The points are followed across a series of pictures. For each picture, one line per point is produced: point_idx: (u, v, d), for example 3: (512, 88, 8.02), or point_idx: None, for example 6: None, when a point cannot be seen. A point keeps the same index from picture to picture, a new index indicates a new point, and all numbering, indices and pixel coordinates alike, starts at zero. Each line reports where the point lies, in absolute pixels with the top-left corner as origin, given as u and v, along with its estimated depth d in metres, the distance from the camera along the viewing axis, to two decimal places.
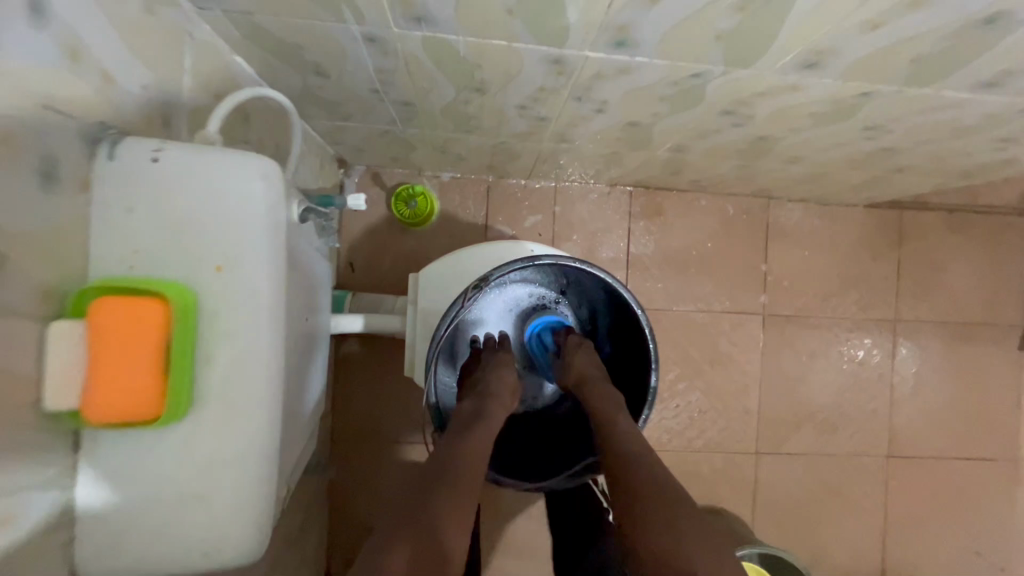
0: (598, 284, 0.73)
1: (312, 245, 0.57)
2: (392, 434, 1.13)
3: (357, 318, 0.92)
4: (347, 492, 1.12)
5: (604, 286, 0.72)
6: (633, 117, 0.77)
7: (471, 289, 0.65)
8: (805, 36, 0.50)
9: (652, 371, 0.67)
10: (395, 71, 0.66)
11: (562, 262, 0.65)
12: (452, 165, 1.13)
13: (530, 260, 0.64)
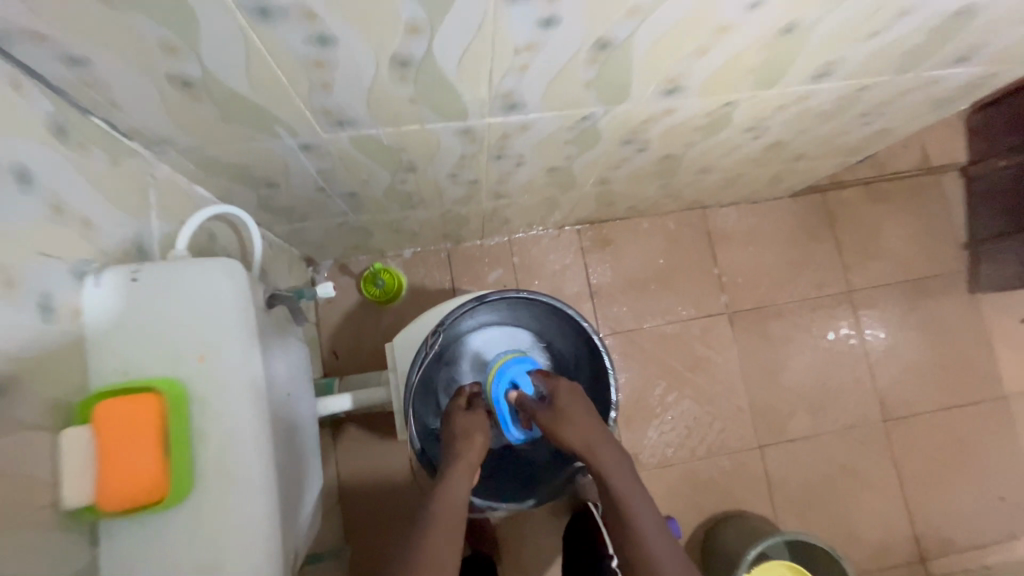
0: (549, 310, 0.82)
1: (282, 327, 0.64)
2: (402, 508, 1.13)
3: (345, 397, 0.96)
4: None
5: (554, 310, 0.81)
6: (551, 163, 0.87)
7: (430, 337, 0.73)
8: (652, 70, 0.61)
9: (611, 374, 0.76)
10: (334, 169, 0.77)
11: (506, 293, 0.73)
12: (410, 240, 1.22)
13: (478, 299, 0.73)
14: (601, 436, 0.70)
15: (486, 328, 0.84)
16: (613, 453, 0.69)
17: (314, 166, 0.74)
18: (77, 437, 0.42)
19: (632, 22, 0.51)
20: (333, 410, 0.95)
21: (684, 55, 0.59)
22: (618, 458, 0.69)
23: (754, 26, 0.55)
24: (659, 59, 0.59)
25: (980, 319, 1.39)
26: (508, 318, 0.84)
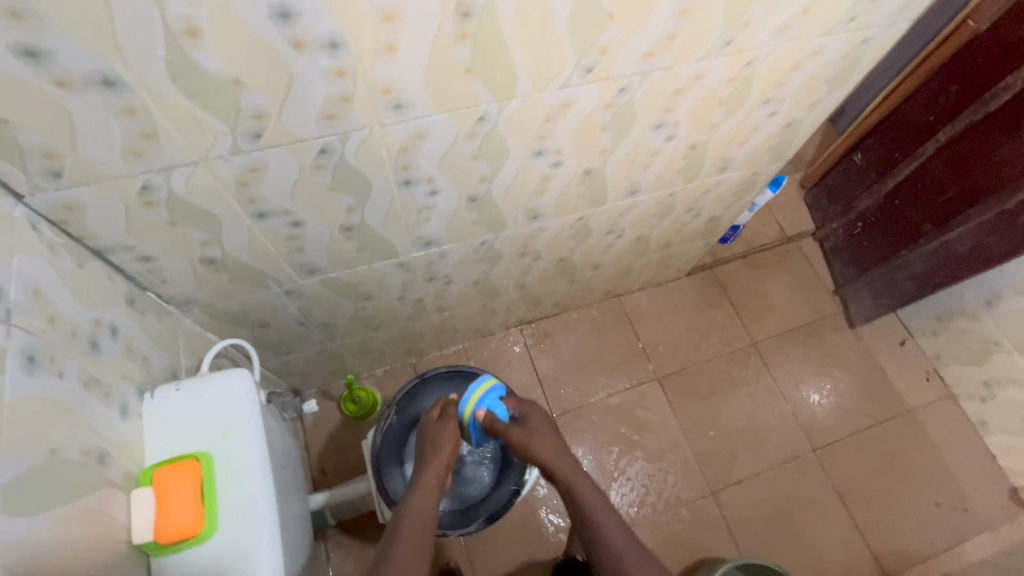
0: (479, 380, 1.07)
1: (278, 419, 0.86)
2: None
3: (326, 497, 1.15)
4: None
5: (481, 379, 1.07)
6: (473, 277, 1.18)
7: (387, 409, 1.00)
8: (512, 207, 0.94)
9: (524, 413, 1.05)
10: (310, 305, 1.05)
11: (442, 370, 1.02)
12: (380, 359, 1.47)
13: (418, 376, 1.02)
14: (546, 433, 0.91)
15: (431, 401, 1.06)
16: (558, 446, 0.91)
17: (296, 303, 1.03)
18: (143, 497, 0.62)
19: (485, 184, 0.85)
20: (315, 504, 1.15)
21: (528, 195, 0.92)
22: (561, 447, 0.91)
23: (563, 174, 0.90)
24: (514, 201, 0.92)
25: (866, 347, 1.66)
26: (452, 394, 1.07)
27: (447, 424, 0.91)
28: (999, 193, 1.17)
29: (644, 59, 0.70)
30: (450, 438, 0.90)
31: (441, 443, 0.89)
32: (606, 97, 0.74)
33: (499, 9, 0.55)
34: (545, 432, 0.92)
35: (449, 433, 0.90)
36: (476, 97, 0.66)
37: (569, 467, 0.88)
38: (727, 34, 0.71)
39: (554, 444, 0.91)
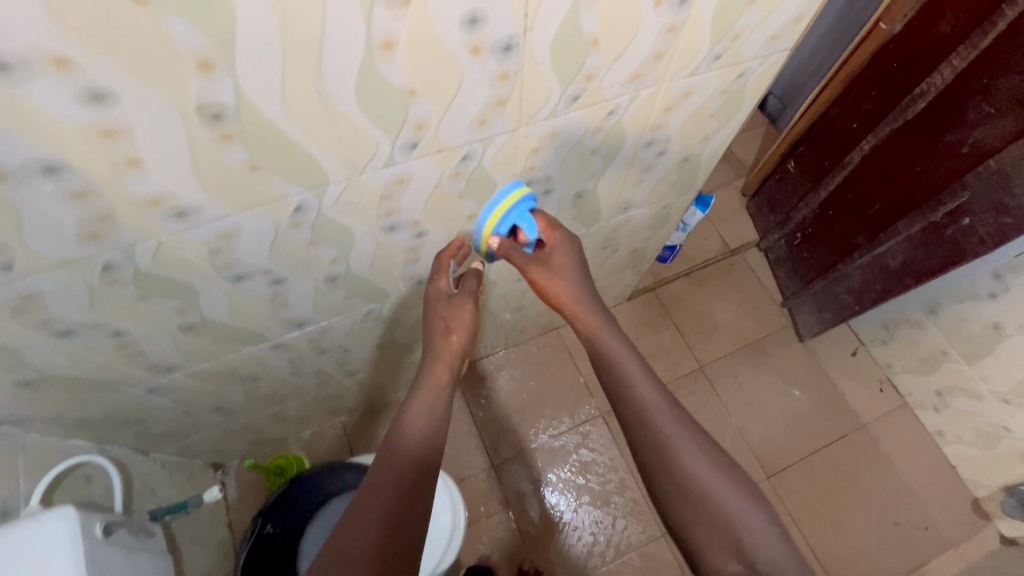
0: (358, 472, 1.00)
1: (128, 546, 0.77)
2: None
3: None
4: None
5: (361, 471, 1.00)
6: (374, 341, 1.09)
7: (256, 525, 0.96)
8: (387, 278, 0.86)
9: None
10: (187, 395, 0.96)
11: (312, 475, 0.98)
12: (303, 422, 1.38)
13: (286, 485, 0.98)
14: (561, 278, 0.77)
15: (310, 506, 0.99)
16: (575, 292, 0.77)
17: (169, 395, 0.93)
18: None
19: (341, 263, 0.76)
20: None
21: (400, 265, 0.84)
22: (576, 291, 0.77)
23: (433, 241, 0.81)
24: (386, 272, 0.84)
25: (816, 361, 1.59)
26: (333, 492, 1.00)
27: (456, 300, 0.81)
28: (924, 206, 1.11)
29: (477, 127, 0.62)
30: (462, 311, 0.81)
31: (452, 322, 0.80)
32: (448, 166, 0.66)
33: (258, 105, 0.47)
34: (576, 260, 0.78)
35: (460, 308, 0.80)
36: (280, 191, 0.58)
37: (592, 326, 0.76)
38: (571, 90, 0.63)
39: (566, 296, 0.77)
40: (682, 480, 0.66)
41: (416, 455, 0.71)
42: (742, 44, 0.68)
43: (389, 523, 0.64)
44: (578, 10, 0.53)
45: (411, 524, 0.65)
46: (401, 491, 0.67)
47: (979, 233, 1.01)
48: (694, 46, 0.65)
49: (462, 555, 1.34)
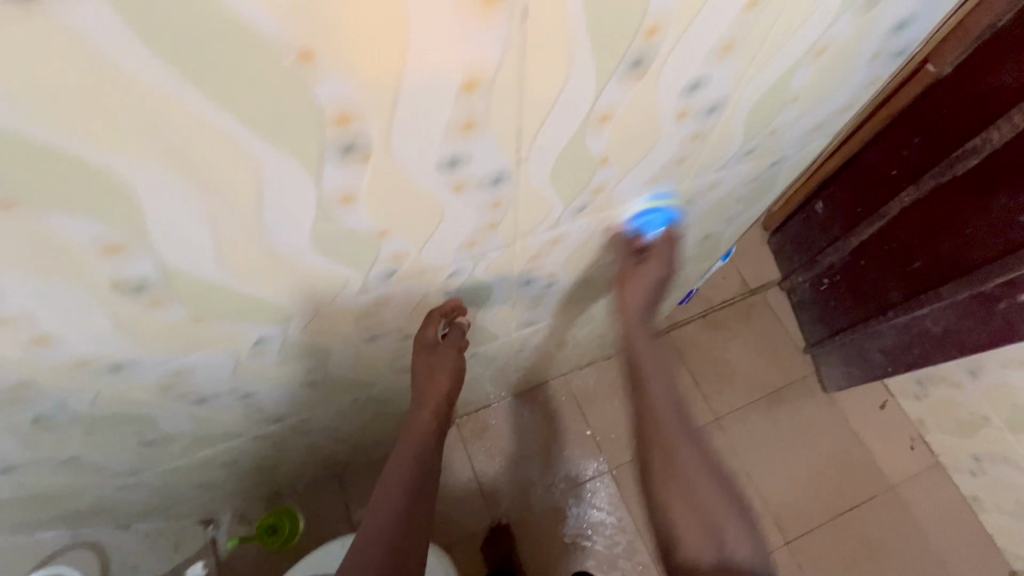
0: None
1: None
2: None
3: None
4: None
5: None
6: (364, 416, 1.01)
7: None
8: (372, 372, 0.77)
9: None
10: (161, 483, 0.89)
11: None
12: (295, 480, 1.31)
13: None
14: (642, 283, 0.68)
15: None
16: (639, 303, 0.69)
17: (141, 486, 0.87)
18: None
19: (317, 370, 0.68)
20: None
21: (385, 362, 0.75)
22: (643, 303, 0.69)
23: None
24: (369, 369, 0.76)
25: (840, 414, 1.49)
26: None
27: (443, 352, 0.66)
28: (972, 274, 1.00)
29: (467, 247, 0.53)
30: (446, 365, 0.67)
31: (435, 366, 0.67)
32: (434, 282, 0.57)
33: (189, 271, 0.39)
34: (664, 277, 0.69)
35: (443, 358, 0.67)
36: (236, 330, 0.50)
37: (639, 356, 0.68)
38: (576, 203, 0.53)
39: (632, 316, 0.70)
40: (675, 477, 0.61)
41: (414, 482, 0.64)
42: (779, 138, 0.58)
43: (392, 554, 0.60)
44: (582, 136, 0.43)
45: (409, 550, 0.61)
46: (400, 521, 0.62)
47: None
48: (722, 146, 0.55)
49: None
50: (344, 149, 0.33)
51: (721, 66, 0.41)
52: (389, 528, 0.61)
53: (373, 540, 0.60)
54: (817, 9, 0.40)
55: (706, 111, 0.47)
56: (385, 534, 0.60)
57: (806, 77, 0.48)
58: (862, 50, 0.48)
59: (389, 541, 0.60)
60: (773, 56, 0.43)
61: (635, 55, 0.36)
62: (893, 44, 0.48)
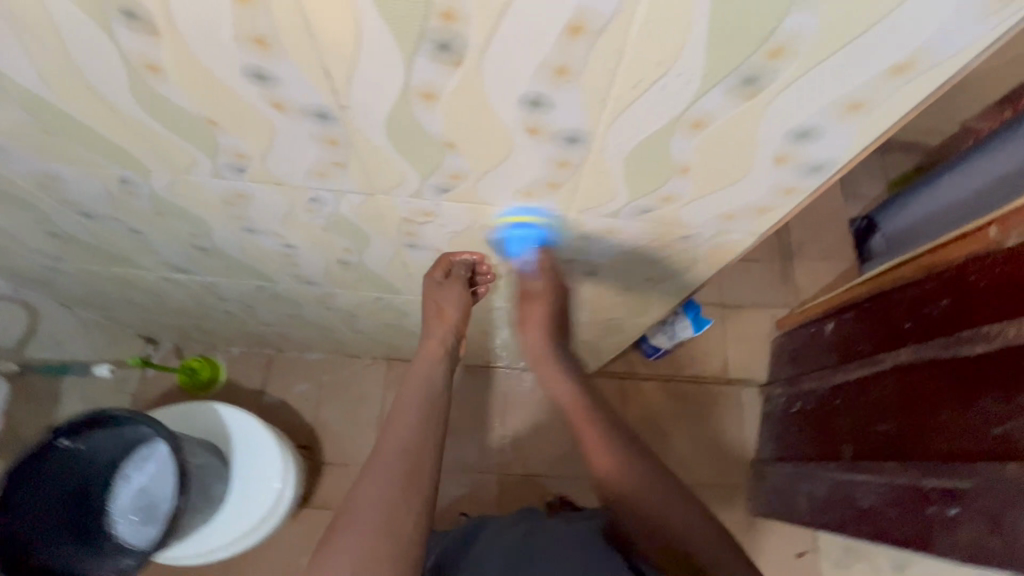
0: (113, 449, 0.87)
1: None
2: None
3: (137, 518, 0.86)
4: None
5: (118, 449, 0.87)
6: (280, 310, 1.05)
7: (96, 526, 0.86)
8: (265, 268, 0.81)
9: (135, 424, 0.84)
10: (88, 279, 0.98)
11: (115, 464, 0.88)
12: (229, 341, 1.40)
13: (106, 481, 0.88)
14: (553, 374, 0.76)
15: (130, 478, 0.89)
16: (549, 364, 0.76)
17: (70, 275, 0.97)
18: None
19: (201, 238, 0.71)
20: (139, 533, 0.85)
21: (276, 263, 0.78)
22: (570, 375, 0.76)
23: (306, 257, 0.75)
24: (262, 263, 0.79)
25: (750, 540, 1.38)
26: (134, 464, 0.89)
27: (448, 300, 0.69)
28: (919, 464, 0.87)
29: (319, 177, 0.53)
30: (461, 307, 0.70)
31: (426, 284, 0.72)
32: (296, 201, 0.58)
33: (16, 75, 0.42)
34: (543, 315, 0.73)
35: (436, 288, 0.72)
36: (92, 159, 0.53)
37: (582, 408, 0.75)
38: (435, 181, 0.52)
39: (565, 387, 0.76)
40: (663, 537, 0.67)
41: (406, 467, 0.58)
42: (678, 209, 0.53)
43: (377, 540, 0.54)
44: (409, 107, 0.41)
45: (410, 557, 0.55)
46: (389, 508, 0.56)
47: (958, 534, 0.79)
48: (604, 191, 0.51)
49: (299, 531, 1.34)
50: (128, 14, 0.35)
51: (561, 90, 0.38)
52: (376, 517, 0.55)
53: (361, 525, 0.55)
54: (668, 71, 0.35)
55: (565, 139, 0.43)
56: (372, 515, 0.55)
57: (688, 149, 0.43)
58: (757, 145, 0.42)
59: (377, 526, 0.55)
60: (628, 107, 0.39)
61: (437, 36, 0.34)
62: (799, 153, 0.42)
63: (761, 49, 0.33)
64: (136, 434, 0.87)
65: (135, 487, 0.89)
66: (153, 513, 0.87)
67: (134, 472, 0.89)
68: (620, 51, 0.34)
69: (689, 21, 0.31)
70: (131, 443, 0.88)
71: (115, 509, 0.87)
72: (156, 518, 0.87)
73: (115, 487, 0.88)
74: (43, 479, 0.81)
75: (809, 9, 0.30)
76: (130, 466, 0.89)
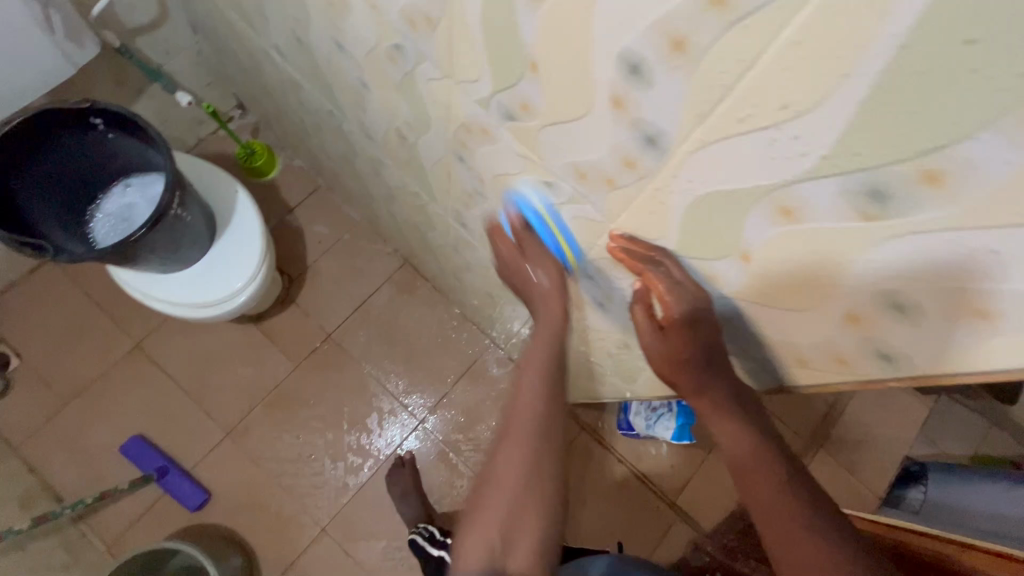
0: (128, 156, 0.92)
1: (27, 18, 0.83)
2: (97, 296, 1.35)
3: (113, 224, 0.93)
4: (35, 288, 1.34)
5: (132, 158, 0.92)
6: (340, 147, 1.04)
7: (84, 209, 0.93)
8: (339, 96, 0.79)
9: (152, 142, 0.87)
10: (215, 13, 1.01)
11: (125, 170, 0.94)
12: (295, 151, 1.43)
13: (109, 177, 0.94)
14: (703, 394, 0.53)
15: (127, 188, 0.94)
16: (691, 370, 0.51)
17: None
18: None
19: (301, 27, 0.69)
20: (109, 236, 0.92)
21: (348, 97, 0.76)
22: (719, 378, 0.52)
23: (373, 108, 0.72)
24: (338, 89, 0.77)
25: None
26: (136, 179, 0.94)
27: (675, 340, 0.48)
28: None
29: (409, 25, 0.48)
30: (690, 348, 0.49)
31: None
32: (383, 39, 0.54)
33: None
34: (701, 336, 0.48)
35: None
36: None
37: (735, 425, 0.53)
38: (504, 101, 0.46)
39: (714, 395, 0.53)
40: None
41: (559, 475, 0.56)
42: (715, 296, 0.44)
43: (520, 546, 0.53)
44: None
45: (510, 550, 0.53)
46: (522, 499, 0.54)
47: None
48: (655, 227, 0.43)
49: (238, 337, 1.38)
50: None
51: (664, 70, 0.30)
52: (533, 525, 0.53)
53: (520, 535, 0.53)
54: (790, 122, 0.27)
55: (645, 137, 0.36)
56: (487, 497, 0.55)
57: (763, 237, 0.34)
58: (841, 285, 0.33)
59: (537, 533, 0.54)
60: (722, 139, 0.31)
61: None
62: (878, 327, 0.33)
63: (912, 162, 0.24)
64: (150, 153, 0.91)
65: (123, 196, 0.94)
66: (124, 226, 0.93)
67: (132, 185, 0.94)
68: (751, 61, 0.26)
69: (848, 72, 0.23)
70: (144, 160, 0.92)
71: (102, 204, 0.94)
72: (125, 231, 0.92)
73: (113, 188, 0.94)
74: (38, 147, 0.83)
75: (1000, 142, 0.21)
76: (133, 179, 0.95)
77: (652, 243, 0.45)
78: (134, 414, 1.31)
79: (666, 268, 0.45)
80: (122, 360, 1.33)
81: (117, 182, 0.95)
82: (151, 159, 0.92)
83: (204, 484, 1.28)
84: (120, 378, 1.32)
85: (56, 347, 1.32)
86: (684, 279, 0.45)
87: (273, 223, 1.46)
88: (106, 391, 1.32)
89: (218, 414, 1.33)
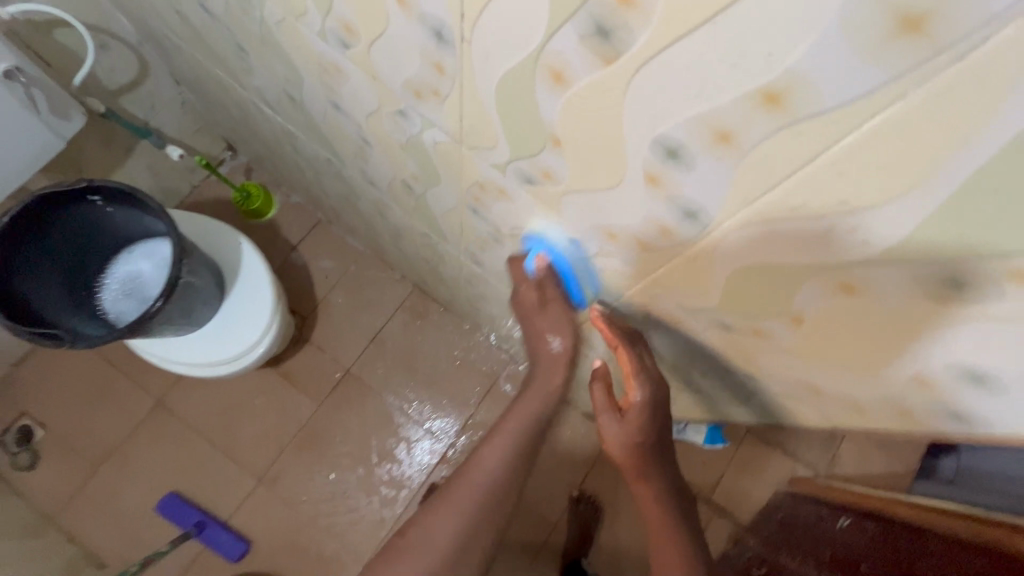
0: (133, 226, 0.91)
1: (9, 101, 0.81)
2: (112, 359, 1.35)
3: (129, 297, 0.92)
4: (49, 357, 1.34)
5: (137, 228, 0.92)
6: (339, 187, 1.02)
7: (96, 286, 0.92)
8: (338, 148, 0.77)
9: (154, 210, 0.86)
10: (196, 66, 0.99)
11: (132, 240, 0.93)
12: (291, 188, 1.41)
13: (115, 250, 0.93)
14: (652, 465, 0.59)
15: (137, 258, 0.94)
16: (648, 445, 0.58)
17: (185, 55, 0.98)
18: None
19: (293, 88, 0.67)
20: (127, 309, 0.91)
21: (348, 150, 0.74)
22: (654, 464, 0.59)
23: (376, 162, 0.70)
24: (337, 142, 0.75)
25: None
26: (144, 248, 0.94)
27: (633, 419, 0.57)
28: None
29: (414, 95, 0.46)
30: (645, 429, 0.58)
31: None
32: (385, 105, 0.52)
33: None
34: (655, 411, 0.58)
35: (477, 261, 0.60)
36: None
37: (670, 517, 0.58)
38: (523, 167, 0.44)
39: (656, 484, 0.59)
40: None
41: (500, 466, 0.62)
42: (764, 348, 0.43)
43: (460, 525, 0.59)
44: (532, 80, 0.33)
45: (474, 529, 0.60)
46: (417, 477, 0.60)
47: None
48: (693, 286, 0.41)
49: (257, 383, 1.37)
50: None
51: (707, 159, 0.29)
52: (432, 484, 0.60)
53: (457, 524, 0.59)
54: (848, 215, 0.26)
55: (682, 210, 0.34)
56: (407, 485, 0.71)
57: (818, 304, 0.33)
58: (905, 351, 0.31)
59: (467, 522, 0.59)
60: (771, 221, 0.30)
61: (599, 15, 0.25)
62: (951, 392, 0.32)
63: (995, 259, 0.22)
64: (154, 221, 0.89)
65: (133, 267, 0.93)
66: (141, 298, 0.92)
67: (142, 255, 0.94)
68: (805, 160, 0.25)
69: (920, 179, 0.22)
70: (150, 228, 0.91)
71: (114, 278, 0.93)
72: (141, 302, 0.92)
73: (123, 260, 0.94)
74: (40, 232, 0.82)
75: None
76: (141, 248, 0.94)
77: (629, 326, 0.55)
78: (164, 473, 1.31)
79: (637, 352, 0.55)
80: (144, 420, 1.33)
81: (126, 253, 0.94)
82: (155, 225, 0.91)
83: (242, 533, 1.29)
84: (146, 437, 1.32)
85: (78, 412, 1.32)
86: (648, 366, 0.56)
87: (278, 263, 1.45)
88: (134, 452, 1.32)
89: (247, 461, 1.33)
